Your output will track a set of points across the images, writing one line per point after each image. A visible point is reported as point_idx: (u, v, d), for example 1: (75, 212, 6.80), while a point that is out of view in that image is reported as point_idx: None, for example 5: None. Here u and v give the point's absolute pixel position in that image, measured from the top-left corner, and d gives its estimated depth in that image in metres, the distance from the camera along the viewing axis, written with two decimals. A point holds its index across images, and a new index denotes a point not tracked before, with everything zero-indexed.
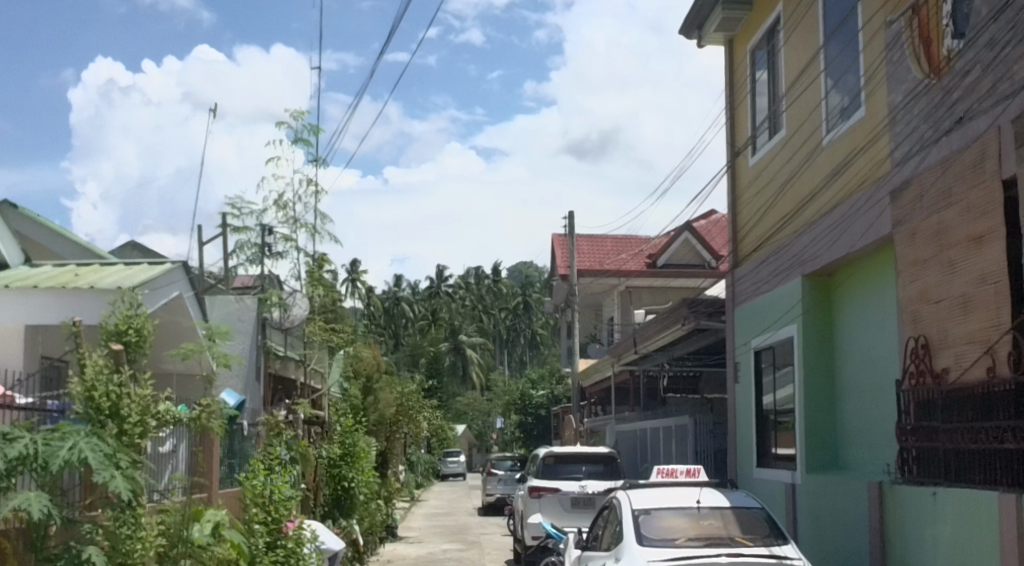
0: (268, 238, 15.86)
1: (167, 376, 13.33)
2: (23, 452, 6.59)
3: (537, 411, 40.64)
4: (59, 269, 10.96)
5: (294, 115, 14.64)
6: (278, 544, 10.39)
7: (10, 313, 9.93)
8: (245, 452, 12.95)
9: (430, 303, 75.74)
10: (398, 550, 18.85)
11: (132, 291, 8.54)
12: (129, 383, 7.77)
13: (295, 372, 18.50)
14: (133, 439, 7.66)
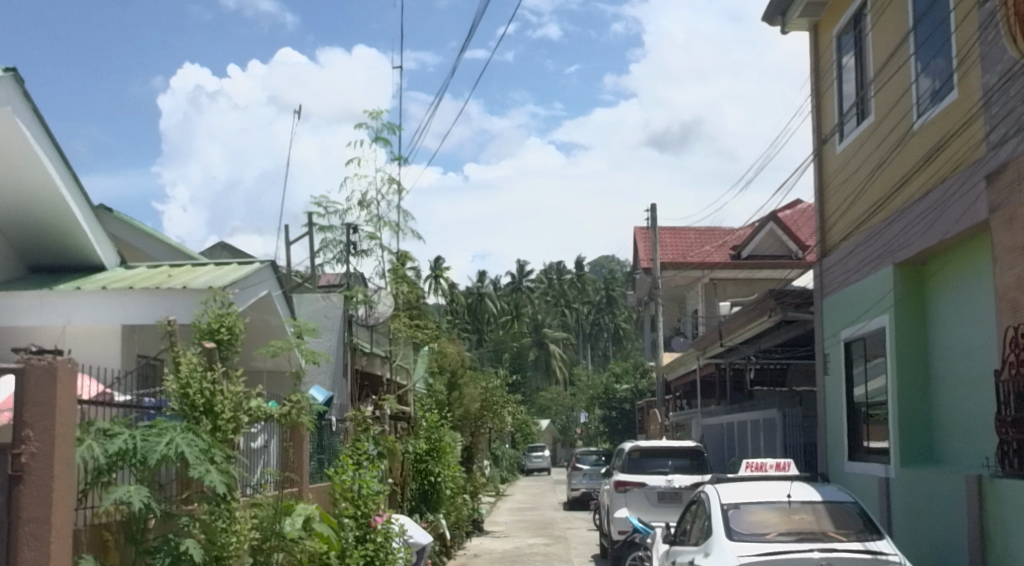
0: (353, 236, 16.09)
1: (257, 372, 13.60)
2: (123, 446, 6.80)
3: (622, 405, 40.49)
4: (152, 270, 11.29)
5: (374, 114, 14.83)
6: (367, 538, 10.49)
7: (106, 313, 10.24)
8: (334, 447, 13.17)
9: (512, 298, 76.02)
10: (485, 544, 18.97)
11: (222, 290, 8.72)
12: (221, 381, 7.95)
13: (381, 367, 18.71)
14: (226, 435, 7.81)
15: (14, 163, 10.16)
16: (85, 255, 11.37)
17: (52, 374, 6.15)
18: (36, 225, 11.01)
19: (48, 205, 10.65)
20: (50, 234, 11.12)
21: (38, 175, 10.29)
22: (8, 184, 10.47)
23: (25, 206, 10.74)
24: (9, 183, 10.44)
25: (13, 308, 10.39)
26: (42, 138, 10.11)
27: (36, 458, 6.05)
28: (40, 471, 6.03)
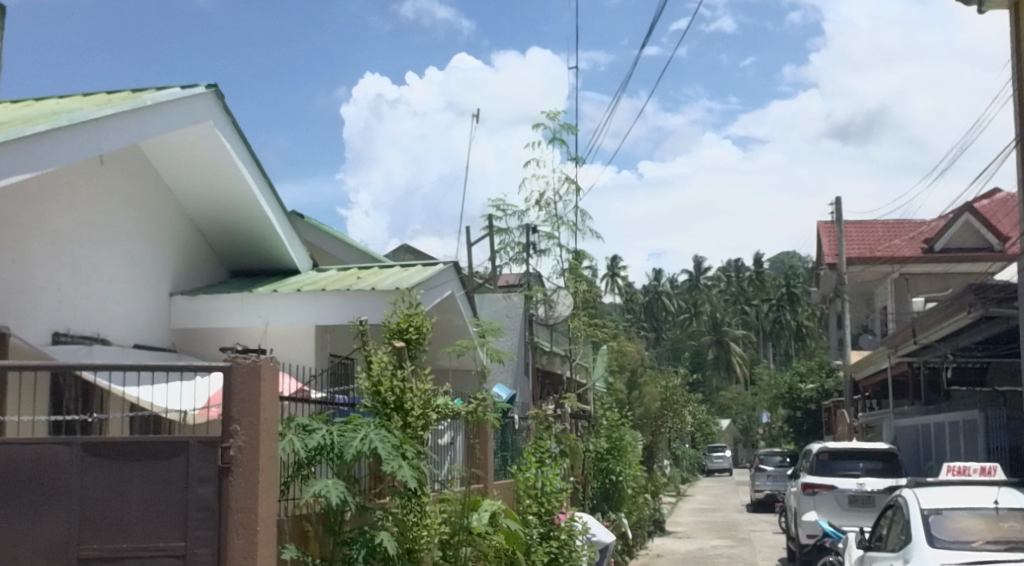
0: (532, 236, 16.27)
1: (444, 371, 13.95)
2: (321, 442, 7.14)
3: (807, 405, 39.22)
4: (342, 272, 11.73)
5: (550, 115, 14.95)
6: (550, 535, 10.55)
7: (301, 314, 10.72)
8: (516, 445, 13.34)
9: (691, 296, 74.95)
10: (667, 545, 18.77)
11: (410, 290, 8.95)
12: (411, 378, 8.15)
13: (561, 366, 18.83)
14: (416, 432, 7.99)
15: (216, 172, 10.76)
16: (280, 260, 11.92)
17: (257, 372, 6.46)
18: (236, 230, 11.66)
19: (247, 213, 11.25)
20: (249, 238, 11.73)
21: (240, 185, 10.86)
22: (212, 193, 11.11)
23: (227, 212, 11.37)
24: (212, 191, 11.07)
25: (217, 311, 11.03)
26: (242, 149, 10.65)
27: (244, 450, 6.38)
28: (248, 463, 6.36)
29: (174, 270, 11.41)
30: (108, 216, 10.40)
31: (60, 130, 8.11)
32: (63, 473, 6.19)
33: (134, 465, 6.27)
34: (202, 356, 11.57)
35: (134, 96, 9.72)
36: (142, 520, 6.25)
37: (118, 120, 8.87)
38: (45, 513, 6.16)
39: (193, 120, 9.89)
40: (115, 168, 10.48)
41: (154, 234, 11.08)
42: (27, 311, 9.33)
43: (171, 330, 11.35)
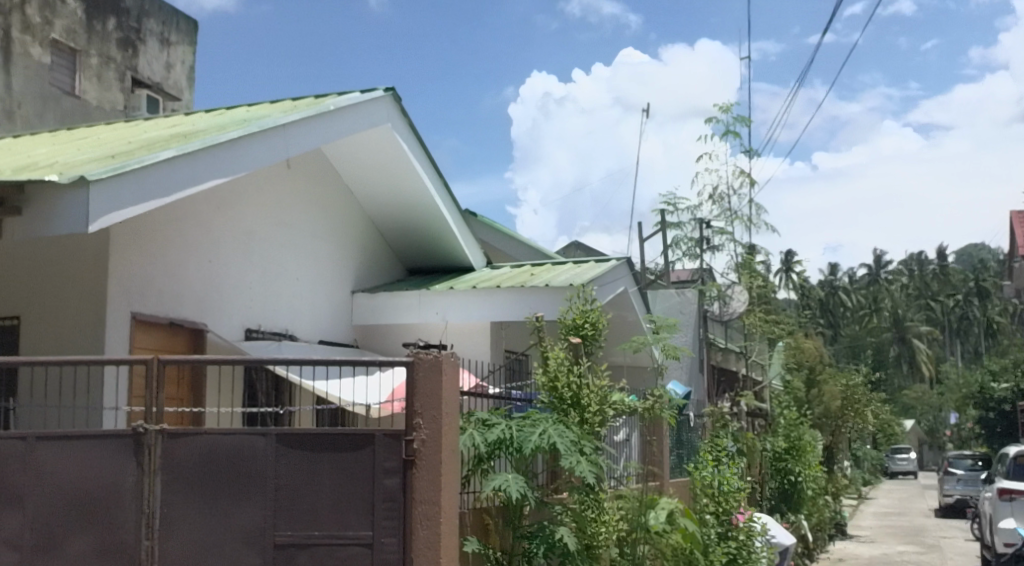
0: (705, 231, 16.03)
1: (619, 367, 13.92)
2: (501, 436, 7.24)
3: (1000, 406, 37.02)
4: (516, 269, 11.84)
5: (723, 108, 14.72)
6: (729, 536, 10.35)
7: (477, 310, 10.89)
8: (692, 443, 13.16)
9: (871, 292, 72.08)
10: (850, 549, 18.12)
11: (586, 286, 8.94)
12: (587, 375, 8.16)
13: (737, 363, 18.48)
14: (594, 428, 7.98)
15: (395, 173, 11.03)
16: (455, 257, 12.14)
17: (439, 367, 6.61)
18: (413, 228, 11.94)
19: (424, 212, 11.49)
20: (426, 236, 11.98)
21: (417, 185, 11.10)
22: (390, 193, 11.41)
23: (405, 211, 11.66)
24: (390, 190, 11.37)
25: (397, 308, 11.35)
26: (419, 151, 10.88)
27: (427, 443, 6.55)
28: (431, 456, 6.53)
29: (355, 269, 11.78)
30: (294, 218, 10.84)
31: (251, 136, 8.49)
32: (259, 463, 6.47)
33: (324, 457, 6.51)
34: (383, 352, 11.93)
35: (318, 101, 10.07)
36: (333, 509, 6.48)
37: (304, 125, 9.21)
38: (242, 500, 6.44)
39: (372, 123, 10.17)
40: (301, 172, 10.92)
41: (336, 234, 11.48)
42: (222, 308, 9.82)
43: (353, 326, 11.75)
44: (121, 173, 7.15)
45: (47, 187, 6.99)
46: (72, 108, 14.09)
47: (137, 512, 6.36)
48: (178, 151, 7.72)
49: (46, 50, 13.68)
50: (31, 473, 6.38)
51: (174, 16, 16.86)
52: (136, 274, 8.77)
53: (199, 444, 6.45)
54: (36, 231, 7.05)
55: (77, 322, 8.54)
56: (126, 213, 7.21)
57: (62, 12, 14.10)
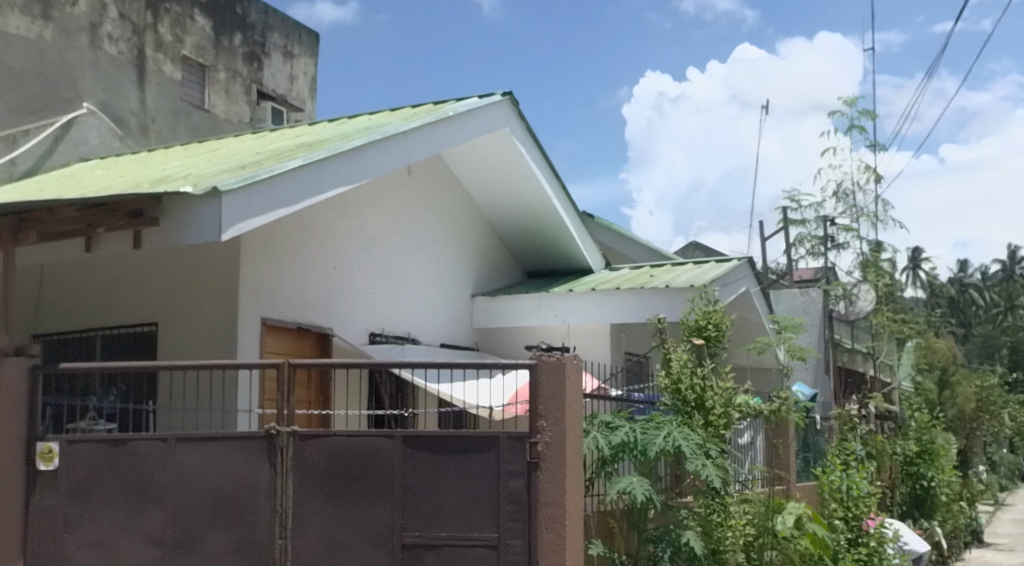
0: (829, 229, 15.62)
1: (743, 369, 13.71)
2: (625, 438, 7.21)
3: None
4: (635, 271, 11.76)
5: (847, 102, 14.32)
6: (859, 542, 10.04)
7: (597, 313, 10.85)
8: (819, 446, 12.85)
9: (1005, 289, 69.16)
10: (988, 557, 17.40)
11: (708, 287, 8.81)
12: (711, 377, 8.04)
13: (864, 364, 17.98)
14: (718, 431, 7.87)
15: (514, 177, 11.08)
16: (574, 259, 12.13)
17: (562, 370, 6.60)
18: (532, 231, 11.98)
19: (543, 214, 11.51)
20: (545, 239, 12.01)
21: (535, 188, 11.13)
22: (509, 196, 11.47)
23: (523, 214, 11.70)
24: (509, 194, 11.43)
25: (517, 311, 11.40)
26: (537, 154, 10.90)
27: (551, 446, 6.55)
28: (555, 458, 6.53)
29: (474, 272, 11.88)
30: (414, 223, 11.00)
31: (373, 144, 8.65)
32: (387, 464, 6.60)
33: (450, 459, 6.59)
34: (504, 354, 12.02)
35: (437, 107, 10.19)
36: (459, 510, 6.55)
37: (424, 132, 9.34)
38: (372, 501, 6.58)
39: (490, 128, 10.24)
40: (420, 177, 11.07)
41: (456, 238, 11.60)
42: (347, 313, 10.04)
43: (474, 329, 11.86)
44: (251, 183, 7.37)
45: (182, 198, 7.26)
46: (202, 121, 14.61)
47: (271, 512, 6.56)
48: (304, 160, 7.92)
49: (177, 67, 14.21)
50: (171, 473, 6.63)
51: (297, 29, 17.34)
52: (265, 281, 9.03)
53: (329, 445, 6.61)
54: (174, 240, 7.33)
55: (210, 327, 8.84)
56: (257, 222, 7.44)
57: (192, 29, 14.63)
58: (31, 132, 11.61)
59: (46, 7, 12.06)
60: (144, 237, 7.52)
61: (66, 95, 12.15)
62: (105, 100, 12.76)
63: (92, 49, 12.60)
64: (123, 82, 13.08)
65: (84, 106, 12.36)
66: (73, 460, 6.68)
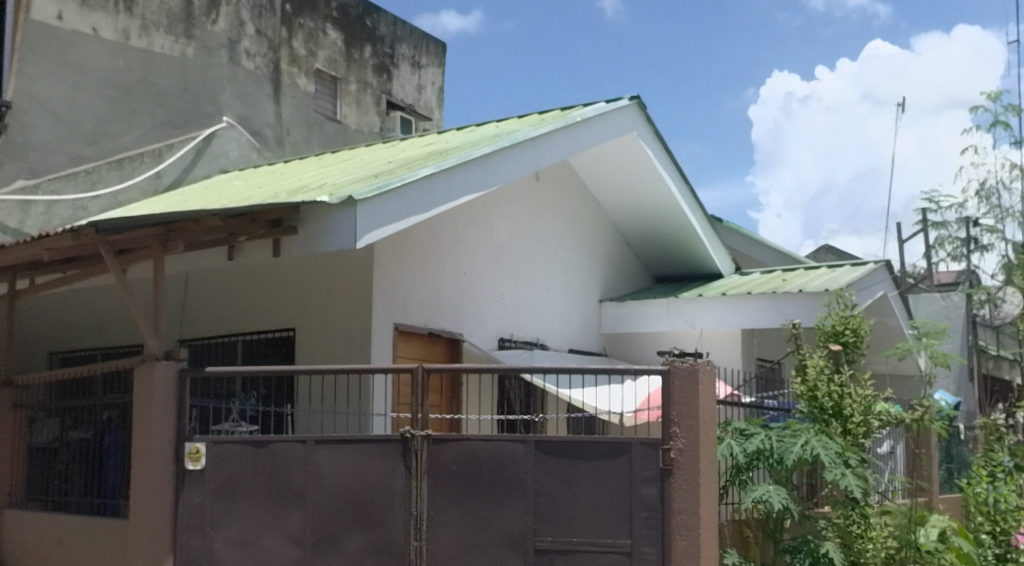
0: (972, 230, 15.03)
1: (881, 377, 13.31)
2: (760, 446, 7.09)
3: None
4: (766, 275, 11.53)
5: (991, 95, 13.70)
6: (1008, 558, 9.61)
7: (727, 317, 10.68)
8: (963, 457, 12.36)
9: None
10: None
11: (845, 292, 8.56)
12: (849, 383, 7.82)
13: (1010, 371, 17.21)
14: (857, 440, 7.65)
15: (642, 181, 11.00)
16: (704, 264, 11.96)
17: (695, 376, 6.52)
18: (660, 235, 11.87)
19: (671, 219, 11.39)
20: (674, 243, 11.88)
21: (664, 192, 11.03)
22: (636, 200, 11.40)
23: (651, 218, 11.61)
24: (637, 198, 11.35)
25: (646, 317, 11.32)
26: (666, 158, 10.80)
27: (685, 453, 6.47)
28: (689, 466, 6.45)
29: (602, 277, 11.84)
30: (542, 228, 11.04)
31: (502, 151, 8.72)
32: (520, 469, 6.63)
33: (582, 464, 6.58)
34: (633, 360, 11.94)
35: (564, 113, 10.20)
36: (592, 516, 6.54)
37: (552, 138, 9.36)
38: (504, 505, 6.62)
39: (618, 132, 10.19)
40: (548, 183, 11.11)
41: (583, 243, 11.59)
42: (477, 319, 10.14)
43: (602, 335, 11.81)
44: (385, 192, 7.52)
45: (319, 208, 7.47)
46: (335, 132, 15.00)
47: (406, 514, 6.67)
48: (436, 168, 8.05)
49: (311, 79, 14.62)
50: (310, 474, 6.81)
51: (424, 39, 17.63)
52: (398, 288, 9.20)
53: (463, 449, 6.69)
54: (312, 248, 7.55)
55: (345, 333, 9.06)
56: (390, 230, 7.59)
57: (324, 43, 15.04)
58: (175, 146, 12.17)
59: (188, 26, 12.58)
60: (283, 245, 7.77)
61: (207, 110, 12.64)
62: (244, 114, 13.23)
63: (231, 65, 13.06)
64: (260, 96, 13.52)
65: (224, 119, 12.84)
66: (219, 460, 6.94)
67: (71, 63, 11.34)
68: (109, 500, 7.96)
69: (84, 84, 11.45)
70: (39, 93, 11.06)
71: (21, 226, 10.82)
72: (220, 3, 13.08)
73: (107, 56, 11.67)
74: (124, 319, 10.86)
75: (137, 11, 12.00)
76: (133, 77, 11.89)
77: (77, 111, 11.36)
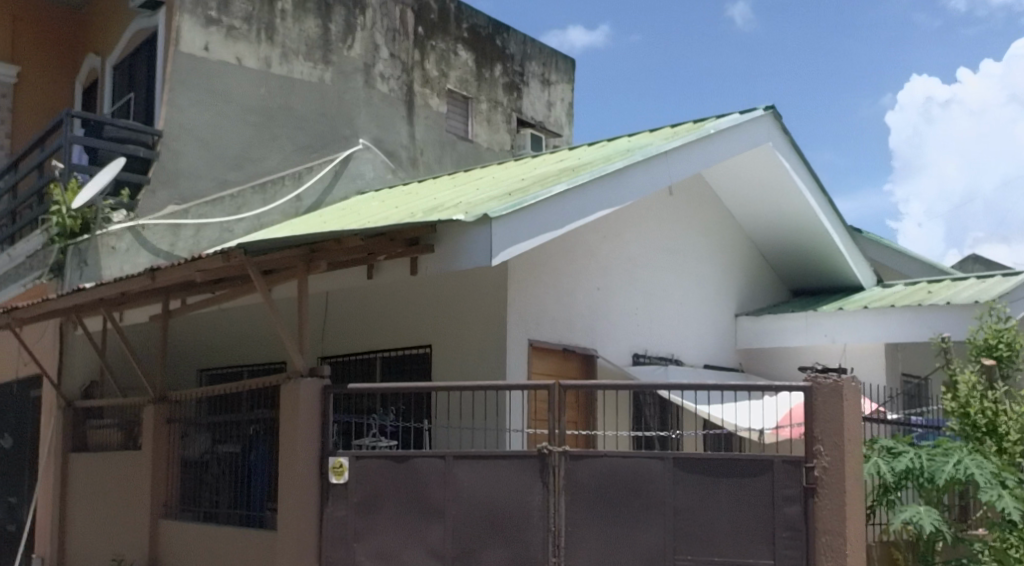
0: None
1: None
2: (909, 465, 6.85)
3: None
4: (911, 287, 11.14)
5: None
6: None
7: (870, 331, 10.35)
8: None
9: None
10: None
11: (997, 304, 8.20)
12: (1004, 400, 7.46)
13: None
14: (1014, 459, 7.30)
15: (778, 193, 10.78)
16: (844, 277, 11.64)
17: (839, 393, 6.35)
18: (797, 247, 11.60)
19: (809, 231, 11.12)
20: (811, 255, 11.59)
21: (801, 204, 10.78)
22: (772, 213, 11.18)
23: (787, 230, 11.36)
24: (773, 211, 11.13)
25: (784, 331, 11.06)
26: (803, 169, 10.56)
27: (829, 472, 6.32)
28: (834, 485, 6.30)
29: (738, 291, 11.64)
30: (675, 243, 10.94)
31: (635, 166, 8.68)
32: (658, 486, 6.57)
33: (722, 482, 6.48)
34: (770, 376, 11.69)
35: (697, 126, 10.10)
36: (733, 534, 6.43)
37: (685, 151, 9.27)
38: (643, 522, 6.56)
39: (752, 144, 10.02)
40: (682, 198, 11.00)
41: (718, 257, 11.43)
42: (611, 335, 10.11)
43: (738, 350, 11.61)
44: (519, 210, 7.59)
45: (456, 226, 7.59)
46: (467, 151, 15.23)
47: (545, 530, 6.68)
48: (570, 185, 8.07)
49: (443, 100, 14.88)
50: (450, 490, 6.90)
51: (554, 56, 17.74)
52: (532, 304, 9.25)
53: (600, 466, 6.66)
54: (448, 266, 7.68)
55: (480, 349, 9.17)
56: (524, 247, 7.65)
57: (456, 64, 15.29)
58: (315, 169, 12.58)
59: (326, 52, 12.98)
60: (421, 264, 7.93)
61: (344, 133, 13.01)
62: (379, 135, 13.56)
63: (366, 88, 13.41)
64: (394, 118, 13.84)
65: (360, 142, 13.19)
66: (361, 475, 7.09)
67: (217, 92, 11.84)
68: (255, 512, 8.24)
69: (230, 112, 11.94)
70: (188, 122, 11.59)
71: (172, 249, 11.30)
72: (355, 28, 13.46)
73: (250, 84, 12.15)
74: (268, 337, 11.26)
75: (278, 40, 12.46)
76: (275, 103, 12.35)
77: (223, 138, 11.86)
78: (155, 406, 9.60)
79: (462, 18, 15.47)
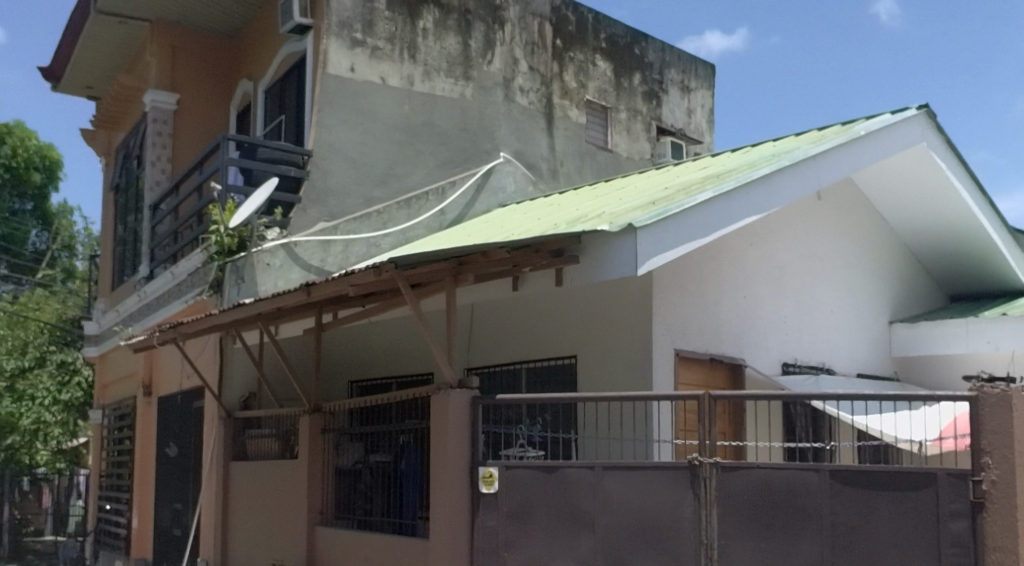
0: None
1: None
2: None
3: None
4: None
5: None
6: None
7: None
8: None
9: None
10: None
11: None
12: None
13: None
14: None
15: (934, 194, 10.37)
16: (1006, 281, 11.09)
17: (1007, 402, 6.07)
18: (955, 250, 11.13)
19: (968, 233, 10.65)
20: (971, 258, 11.09)
21: (959, 206, 10.34)
22: (928, 216, 10.76)
23: (944, 233, 10.91)
24: (928, 213, 10.71)
25: (943, 338, 10.61)
26: (961, 169, 10.12)
27: (998, 485, 6.08)
28: (1003, 498, 6.07)
29: (891, 297, 11.25)
30: (825, 249, 10.65)
31: (782, 171, 8.49)
32: (816, 499, 6.39)
33: (884, 494, 6.29)
34: (928, 385, 11.22)
35: (846, 128, 9.81)
36: (896, 549, 6.23)
37: (835, 154, 9.02)
38: (800, 537, 6.40)
39: (906, 144, 9.67)
40: (832, 203, 10.68)
41: (870, 262, 11.06)
42: (759, 343, 9.91)
43: (893, 357, 11.21)
44: (664, 218, 7.53)
45: (601, 237, 7.61)
46: (607, 161, 15.20)
47: (697, 543, 6.58)
48: (715, 192, 7.96)
49: (582, 111, 14.91)
50: (600, 500, 6.88)
51: (693, 63, 17.54)
52: (678, 313, 9.15)
53: (754, 478, 6.52)
54: (594, 277, 7.68)
55: (627, 359, 9.12)
56: (670, 256, 7.59)
57: (595, 74, 15.30)
58: (458, 182, 12.74)
59: (466, 68, 13.18)
60: (565, 274, 7.94)
61: (485, 147, 13.17)
62: (520, 148, 13.67)
63: (506, 102, 13.53)
64: (534, 130, 13.93)
65: (502, 155, 13.26)
66: (511, 484, 7.14)
67: (363, 111, 12.18)
68: (408, 521, 8.43)
69: (375, 130, 12.26)
70: (336, 141, 11.96)
71: (324, 264, 11.63)
72: (495, 43, 13.60)
73: (394, 102, 12.45)
74: (417, 349, 11.51)
75: (420, 58, 12.73)
76: (418, 121, 12.62)
77: (369, 156, 12.19)
78: (309, 416, 9.84)
79: (599, 28, 15.46)
